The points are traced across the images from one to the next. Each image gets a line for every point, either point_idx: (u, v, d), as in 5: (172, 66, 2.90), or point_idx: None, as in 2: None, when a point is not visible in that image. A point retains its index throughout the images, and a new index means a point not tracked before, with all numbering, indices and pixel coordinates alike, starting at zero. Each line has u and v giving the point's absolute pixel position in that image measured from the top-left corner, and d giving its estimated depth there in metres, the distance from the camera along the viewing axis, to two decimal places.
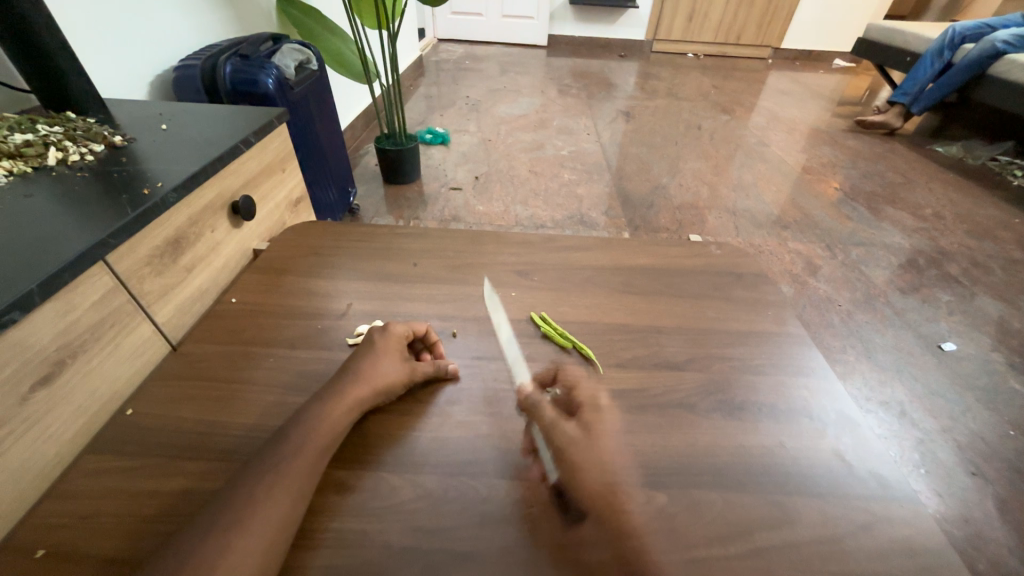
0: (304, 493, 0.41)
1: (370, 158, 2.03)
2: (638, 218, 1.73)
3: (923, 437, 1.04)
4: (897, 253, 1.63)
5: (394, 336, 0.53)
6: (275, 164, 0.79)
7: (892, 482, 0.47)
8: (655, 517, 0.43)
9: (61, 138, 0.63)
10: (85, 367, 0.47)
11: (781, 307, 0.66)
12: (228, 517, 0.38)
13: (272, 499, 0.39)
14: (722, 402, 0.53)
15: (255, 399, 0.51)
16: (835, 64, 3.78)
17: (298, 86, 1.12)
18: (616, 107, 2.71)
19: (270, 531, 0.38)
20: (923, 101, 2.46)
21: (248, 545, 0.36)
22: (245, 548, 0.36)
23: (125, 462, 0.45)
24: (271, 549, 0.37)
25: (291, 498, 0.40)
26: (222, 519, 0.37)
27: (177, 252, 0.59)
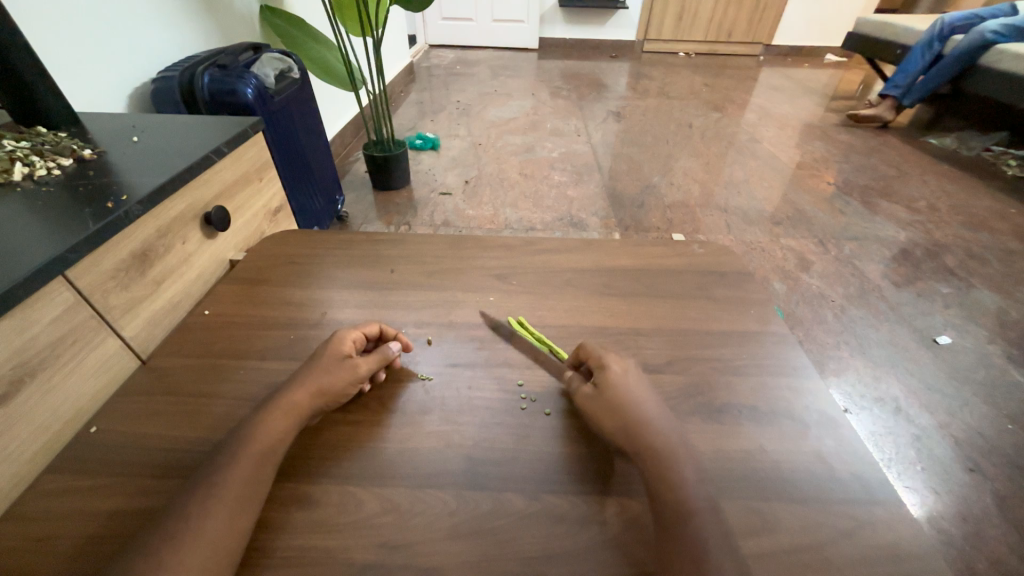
0: (250, 509, 0.40)
1: (360, 165, 2.02)
2: (629, 218, 1.72)
3: (919, 433, 1.03)
4: (891, 246, 1.61)
5: (341, 339, 0.52)
6: (251, 173, 0.78)
7: (876, 485, 0.46)
8: (628, 527, 0.41)
9: (28, 153, 0.62)
10: (44, 384, 0.46)
11: (764, 305, 0.65)
12: (173, 536, 0.37)
13: (220, 518, 0.38)
14: (701, 405, 0.52)
15: (222, 413, 0.50)
16: (827, 59, 3.78)
17: (278, 94, 1.12)
18: (607, 108, 2.71)
19: (213, 550, 0.37)
20: (915, 93, 2.45)
21: (193, 565, 0.35)
22: (190, 567, 0.35)
23: (86, 481, 0.44)
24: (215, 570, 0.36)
25: (239, 515, 0.39)
26: (171, 539, 0.36)
27: (145, 266, 0.58)
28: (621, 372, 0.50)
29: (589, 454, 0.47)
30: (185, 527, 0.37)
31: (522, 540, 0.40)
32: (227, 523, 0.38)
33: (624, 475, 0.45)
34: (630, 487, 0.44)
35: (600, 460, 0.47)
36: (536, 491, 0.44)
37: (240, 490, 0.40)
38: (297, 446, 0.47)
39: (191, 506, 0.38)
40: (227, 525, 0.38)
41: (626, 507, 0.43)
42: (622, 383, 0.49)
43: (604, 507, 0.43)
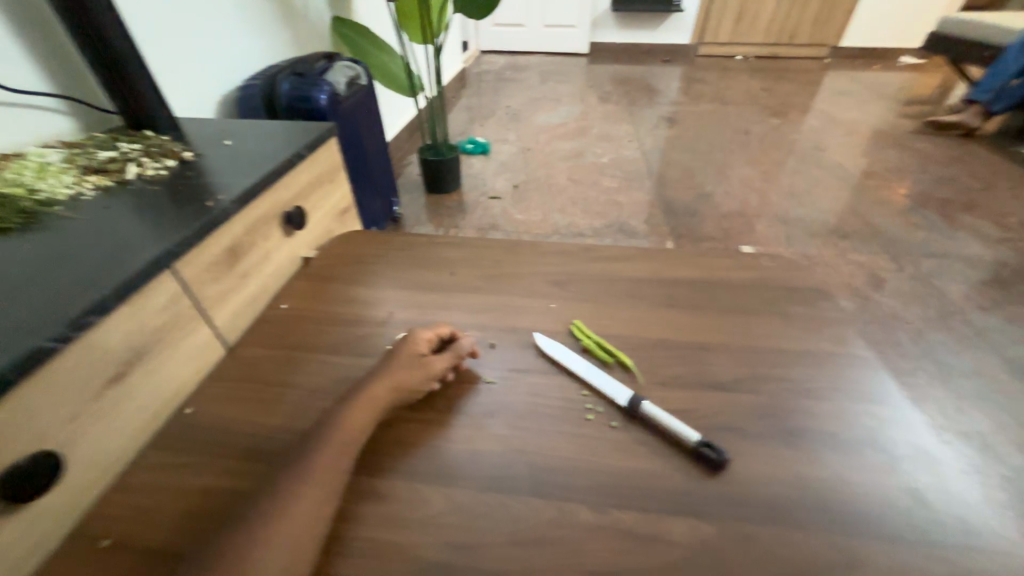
0: (330, 496, 0.41)
1: (412, 168, 2.09)
2: (681, 227, 1.68)
3: (1011, 474, 0.93)
4: (978, 265, 1.47)
5: (414, 338, 0.54)
6: (325, 175, 0.83)
7: (980, 529, 0.42)
8: (702, 550, 0.40)
9: (139, 155, 0.69)
10: (150, 366, 0.50)
11: (843, 324, 0.61)
12: (262, 516, 0.39)
13: (303, 503, 0.40)
14: (776, 428, 0.49)
15: (300, 402, 0.52)
16: (902, 61, 3.51)
17: (347, 100, 1.18)
18: (659, 113, 2.65)
19: (297, 534, 0.39)
20: (1007, 98, 2.23)
21: (279, 547, 0.37)
22: (277, 548, 0.37)
23: (185, 458, 0.47)
24: (295, 556, 0.38)
25: (321, 502, 0.41)
26: (262, 520, 0.39)
27: (234, 260, 0.62)
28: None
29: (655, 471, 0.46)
30: (273, 508, 0.40)
31: (589, 554, 0.40)
32: (309, 509, 0.40)
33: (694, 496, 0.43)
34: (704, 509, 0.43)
35: (669, 479, 0.45)
36: (603, 503, 0.43)
37: (322, 477, 0.42)
38: (370, 440, 0.49)
39: (279, 489, 0.41)
40: (309, 511, 0.40)
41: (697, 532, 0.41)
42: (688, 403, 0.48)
43: (673, 527, 0.41)
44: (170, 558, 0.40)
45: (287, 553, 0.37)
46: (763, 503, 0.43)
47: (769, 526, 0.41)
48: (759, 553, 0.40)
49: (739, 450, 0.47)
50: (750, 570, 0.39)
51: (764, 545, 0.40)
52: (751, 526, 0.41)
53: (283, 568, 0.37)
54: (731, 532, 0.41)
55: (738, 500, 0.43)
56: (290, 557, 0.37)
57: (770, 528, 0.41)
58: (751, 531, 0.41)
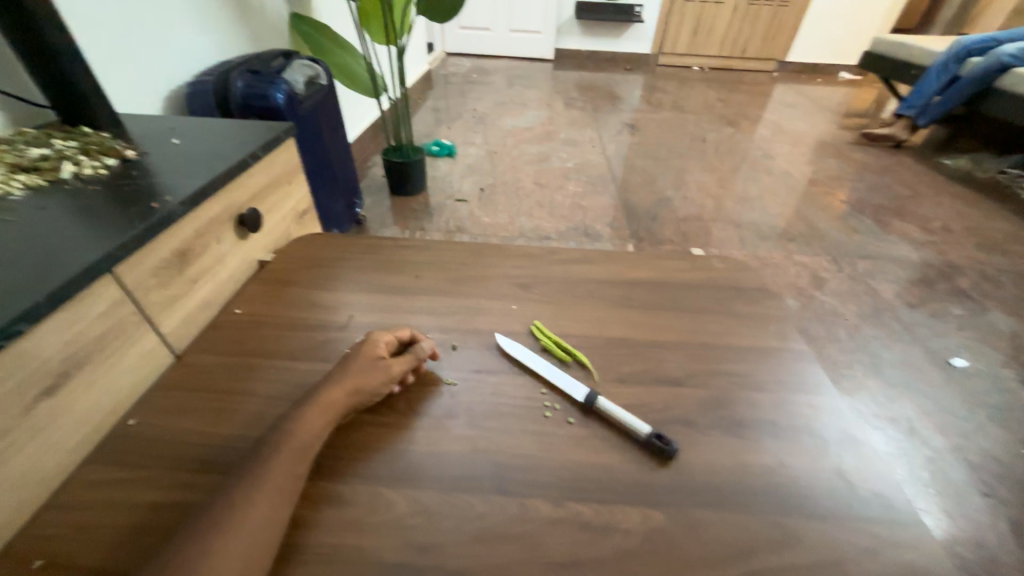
0: (285, 503, 0.41)
1: (377, 169, 2.06)
2: (643, 230, 1.74)
3: (934, 455, 1.02)
4: (906, 266, 1.61)
5: (374, 341, 0.54)
6: (282, 176, 0.81)
7: (897, 504, 0.46)
8: (653, 535, 0.42)
9: (76, 153, 0.65)
10: (89, 376, 0.47)
11: (783, 321, 0.65)
12: (212, 527, 0.38)
13: (257, 511, 0.39)
14: (722, 419, 0.52)
15: (254, 409, 0.51)
16: (841, 77, 3.79)
17: (306, 100, 1.15)
18: (621, 120, 2.73)
19: (250, 542, 0.38)
20: (930, 114, 2.45)
21: (230, 558, 0.36)
22: (227, 558, 0.36)
23: (128, 472, 0.45)
24: (248, 565, 0.37)
25: (275, 509, 0.40)
26: (211, 531, 0.38)
27: (183, 264, 0.60)
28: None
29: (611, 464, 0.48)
30: (225, 517, 0.38)
31: (547, 546, 0.41)
32: (263, 517, 0.39)
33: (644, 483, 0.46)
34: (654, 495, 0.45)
35: (623, 470, 0.47)
36: (560, 497, 0.45)
37: (278, 484, 0.41)
38: (328, 444, 0.48)
39: (231, 498, 0.40)
40: (263, 519, 0.39)
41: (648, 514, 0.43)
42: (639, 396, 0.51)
43: (627, 516, 0.43)
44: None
45: (239, 563, 0.37)
46: (710, 489, 0.46)
47: (714, 510, 0.44)
48: (706, 537, 0.42)
49: (690, 441, 0.50)
50: (698, 553, 0.41)
51: (710, 529, 0.43)
52: (699, 511, 0.44)
53: None
54: (681, 518, 0.43)
55: (686, 487, 0.46)
56: (242, 567, 0.37)
57: (715, 513, 0.44)
58: (699, 517, 0.44)
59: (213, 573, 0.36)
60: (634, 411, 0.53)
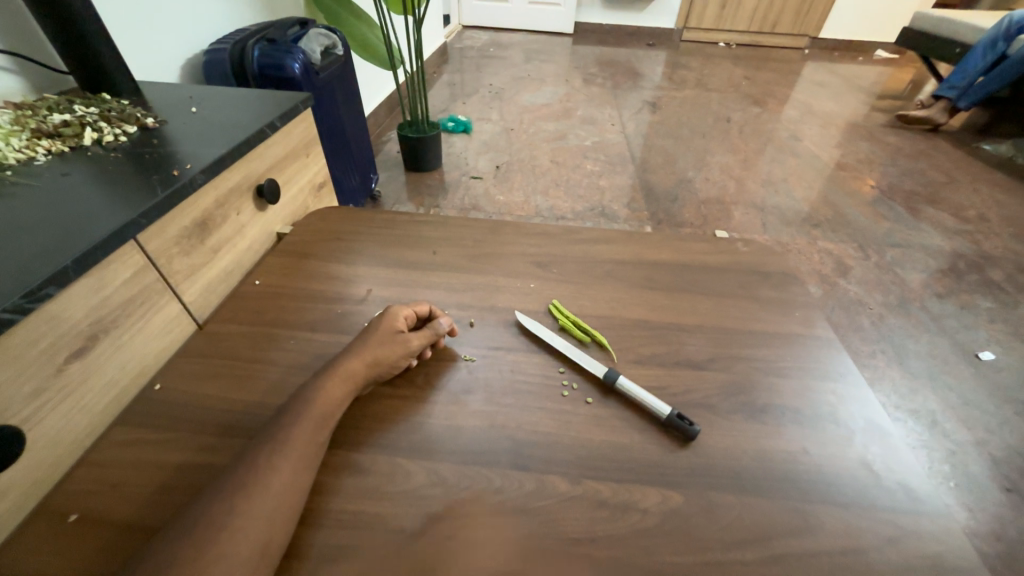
0: (307, 469, 0.41)
1: (392, 145, 2.04)
2: (662, 212, 1.70)
3: (954, 448, 1.00)
4: (936, 255, 1.55)
5: (393, 315, 0.54)
6: (300, 148, 0.80)
7: (923, 496, 0.45)
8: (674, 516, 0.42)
9: (97, 119, 0.65)
10: (116, 341, 0.48)
11: (810, 307, 0.63)
12: (237, 490, 0.38)
13: (279, 475, 0.40)
14: (743, 404, 0.51)
15: (276, 379, 0.52)
16: (877, 56, 3.59)
17: (323, 71, 1.13)
18: (643, 97, 2.65)
19: (274, 505, 0.38)
20: (972, 96, 2.30)
21: (254, 520, 0.37)
22: (252, 520, 0.37)
23: (154, 434, 0.46)
24: (272, 528, 0.37)
25: (297, 475, 0.40)
26: (236, 493, 0.38)
27: (204, 234, 0.60)
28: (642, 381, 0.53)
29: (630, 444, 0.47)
30: (249, 482, 0.39)
31: (564, 523, 0.41)
32: (285, 482, 0.40)
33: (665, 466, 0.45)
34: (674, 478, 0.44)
35: (643, 452, 0.47)
36: (579, 475, 0.44)
37: (298, 451, 0.42)
38: (348, 415, 0.48)
39: (254, 463, 0.40)
40: (286, 484, 0.40)
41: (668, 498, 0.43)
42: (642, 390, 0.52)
43: (645, 496, 0.43)
44: (140, 533, 0.39)
45: (263, 526, 0.37)
46: (730, 473, 0.45)
47: (734, 494, 0.44)
48: (725, 520, 0.42)
49: (709, 425, 0.49)
50: (716, 536, 0.41)
51: (729, 512, 0.42)
52: (718, 494, 0.44)
53: (260, 538, 0.37)
54: (700, 500, 0.43)
55: (705, 470, 0.45)
56: (267, 529, 0.37)
57: (733, 496, 0.44)
58: (717, 499, 0.43)
59: (238, 534, 0.36)
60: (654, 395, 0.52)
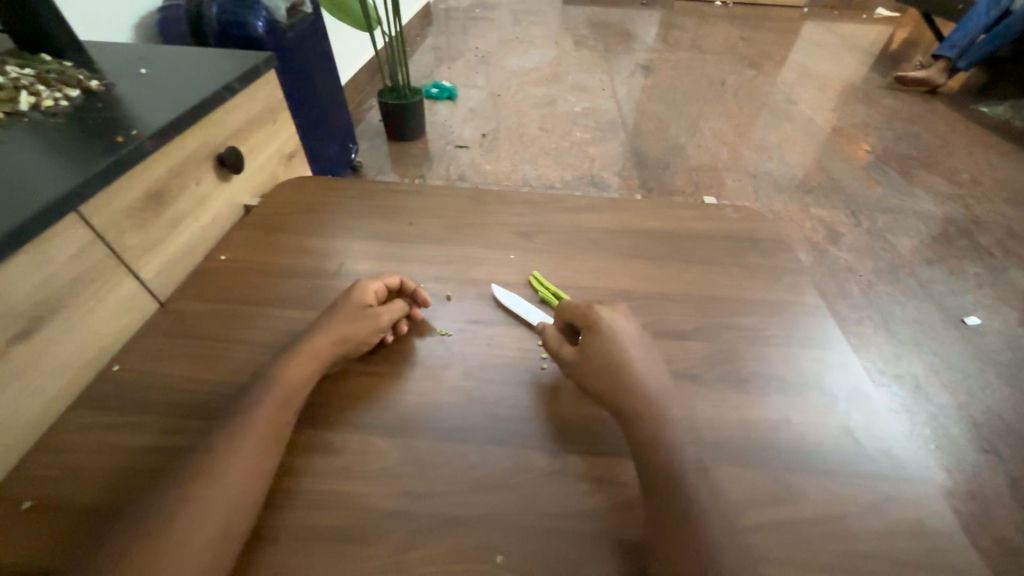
0: (271, 452, 0.40)
1: (373, 113, 1.95)
2: (653, 180, 1.65)
3: (935, 412, 1.02)
4: (928, 221, 1.54)
5: (362, 289, 0.51)
6: (265, 113, 0.74)
7: (904, 461, 0.44)
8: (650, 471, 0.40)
9: (34, 82, 0.59)
10: (67, 321, 0.46)
11: (798, 274, 0.62)
12: (196, 475, 0.37)
13: (240, 459, 0.38)
14: (728, 373, 0.50)
15: (242, 357, 0.49)
16: (878, 14, 3.46)
17: (290, 30, 1.05)
18: (635, 60, 2.55)
19: (235, 490, 0.37)
20: (971, 55, 2.26)
21: (214, 506, 0.36)
22: (210, 507, 0.36)
23: (115, 417, 0.44)
24: (234, 513, 0.36)
25: (260, 457, 0.39)
26: (194, 478, 0.37)
27: (159, 206, 0.56)
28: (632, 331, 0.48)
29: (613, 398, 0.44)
30: (210, 465, 0.37)
31: (540, 498, 0.40)
32: (247, 466, 0.38)
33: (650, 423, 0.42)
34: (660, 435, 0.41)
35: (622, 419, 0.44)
36: (556, 449, 0.43)
37: (262, 432, 0.40)
38: (317, 394, 0.47)
39: (214, 446, 0.39)
40: (249, 467, 0.38)
41: (647, 459, 0.40)
42: (633, 340, 0.47)
43: (624, 470, 0.42)
44: (100, 518, 0.38)
45: (225, 512, 0.36)
46: (712, 443, 0.45)
47: (715, 465, 0.43)
48: None
49: (692, 395, 0.48)
50: None
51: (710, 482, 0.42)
52: None
53: (222, 522, 0.36)
54: None
55: None
56: (227, 515, 0.36)
57: (713, 466, 0.43)
58: None
59: (197, 521, 0.35)
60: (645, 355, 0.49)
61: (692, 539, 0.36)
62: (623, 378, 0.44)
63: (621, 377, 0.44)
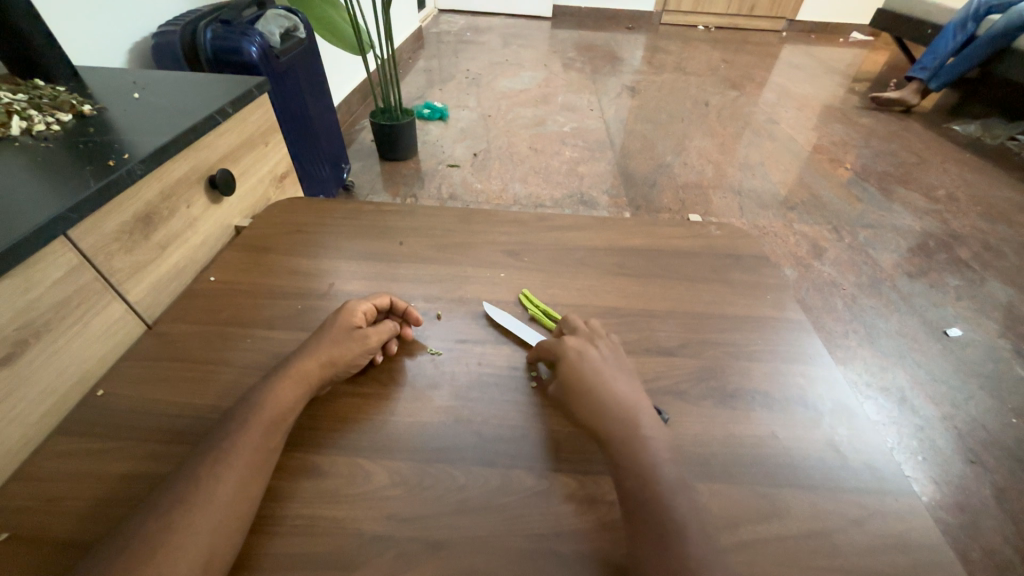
0: (257, 477, 0.39)
1: (366, 134, 1.98)
2: (640, 198, 1.69)
3: (922, 424, 1.03)
4: (907, 235, 1.58)
5: (350, 310, 0.51)
6: (257, 136, 0.76)
7: (888, 475, 0.45)
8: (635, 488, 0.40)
9: (26, 106, 0.60)
10: (50, 346, 0.45)
11: (781, 290, 0.63)
12: (180, 502, 0.36)
13: (225, 485, 0.38)
14: (714, 389, 0.51)
15: (229, 380, 0.49)
16: (852, 38, 3.61)
17: (283, 55, 1.08)
18: (622, 82, 2.62)
19: (220, 518, 0.36)
20: (942, 77, 2.34)
21: (197, 534, 0.35)
22: (194, 535, 0.35)
23: (96, 443, 0.44)
24: (218, 541, 0.36)
25: (246, 483, 0.39)
26: (177, 506, 0.36)
27: (148, 229, 0.56)
28: (610, 354, 0.49)
29: (596, 418, 0.44)
30: (193, 493, 0.37)
31: (530, 518, 0.40)
32: (232, 492, 0.38)
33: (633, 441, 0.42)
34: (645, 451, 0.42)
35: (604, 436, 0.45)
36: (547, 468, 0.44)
37: (247, 457, 0.40)
38: (306, 417, 0.46)
39: (198, 472, 0.38)
40: (234, 493, 0.38)
41: (626, 479, 0.41)
42: (606, 363, 0.48)
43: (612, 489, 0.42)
44: (76, 550, 0.37)
45: (208, 540, 0.35)
46: (699, 460, 0.45)
47: (702, 482, 0.43)
48: None
49: (679, 412, 0.49)
50: None
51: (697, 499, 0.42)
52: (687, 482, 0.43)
53: (204, 551, 0.35)
54: None
55: None
56: (211, 543, 0.35)
57: (701, 483, 0.43)
58: None
59: (180, 550, 0.34)
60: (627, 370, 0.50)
61: (675, 560, 0.36)
62: (605, 398, 0.45)
63: (602, 399, 0.45)
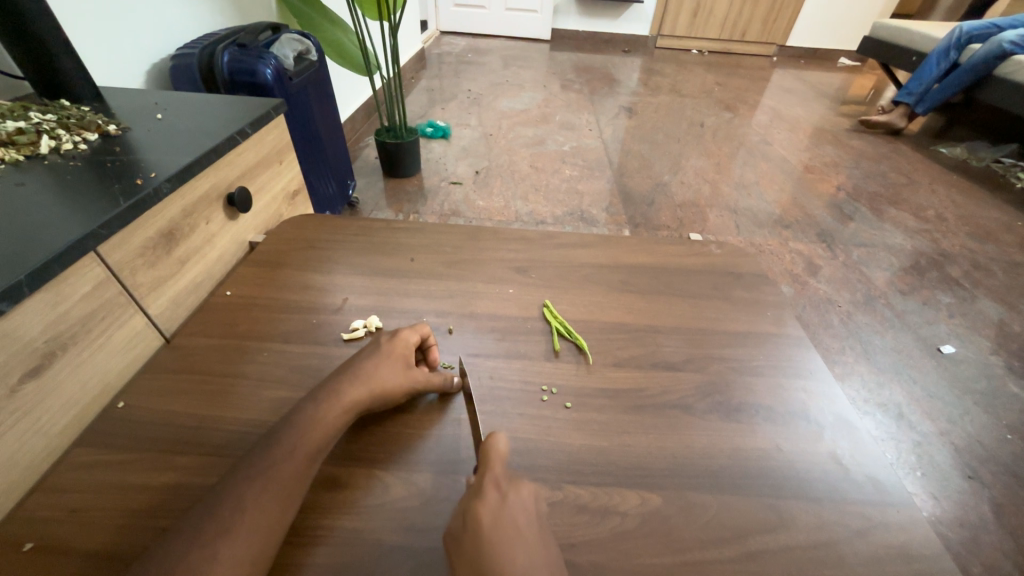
0: (294, 495, 0.40)
1: (370, 151, 2.02)
2: (639, 216, 1.72)
3: (920, 439, 1.05)
4: (898, 253, 1.62)
5: (400, 341, 0.52)
6: (273, 155, 0.78)
7: (889, 487, 0.47)
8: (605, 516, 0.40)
9: (54, 126, 0.62)
10: (76, 358, 0.46)
11: (781, 307, 0.65)
12: (221, 518, 0.37)
13: (267, 506, 0.38)
14: (720, 403, 0.53)
15: (249, 393, 0.50)
16: (841, 63, 3.73)
17: (296, 77, 1.11)
18: (619, 103, 2.69)
19: (257, 537, 0.37)
20: (928, 101, 2.43)
21: (237, 554, 0.36)
22: (232, 556, 0.36)
23: (119, 455, 0.44)
24: (255, 560, 0.36)
25: (283, 503, 0.39)
26: (217, 526, 0.37)
27: (171, 244, 0.58)
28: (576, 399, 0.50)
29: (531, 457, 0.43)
30: (232, 512, 0.38)
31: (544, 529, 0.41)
32: (270, 512, 0.38)
33: (501, 550, 0.37)
34: (531, 558, 0.37)
35: (484, 503, 0.39)
36: (527, 491, 0.41)
37: (283, 476, 0.40)
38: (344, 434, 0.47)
39: (236, 492, 0.39)
40: (271, 515, 0.38)
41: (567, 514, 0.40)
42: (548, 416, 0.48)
43: (624, 499, 0.44)
44: (104, 561, 0.38)
45: (247, 559, 0.36)
46: (707, 473, 0.46)
47: (711, 494, 0.45)
48: (702, 519, 0.43)
49: (686, 425, 0.50)
50: (694, 535, 0.42)
51: (706, 510, 0.43)
52: (695, 493, 0.45)
53: (243, 567, 0.36)
54: (678, 500, 0.44)
55: (682, 471, 0.46)
56: (249, 561, 0.36)
57: (712, 497, 0.44)
58: (695, 499, 0.44)
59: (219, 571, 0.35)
60: (574, 406, 0.51)
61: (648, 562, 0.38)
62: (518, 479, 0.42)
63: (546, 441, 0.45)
